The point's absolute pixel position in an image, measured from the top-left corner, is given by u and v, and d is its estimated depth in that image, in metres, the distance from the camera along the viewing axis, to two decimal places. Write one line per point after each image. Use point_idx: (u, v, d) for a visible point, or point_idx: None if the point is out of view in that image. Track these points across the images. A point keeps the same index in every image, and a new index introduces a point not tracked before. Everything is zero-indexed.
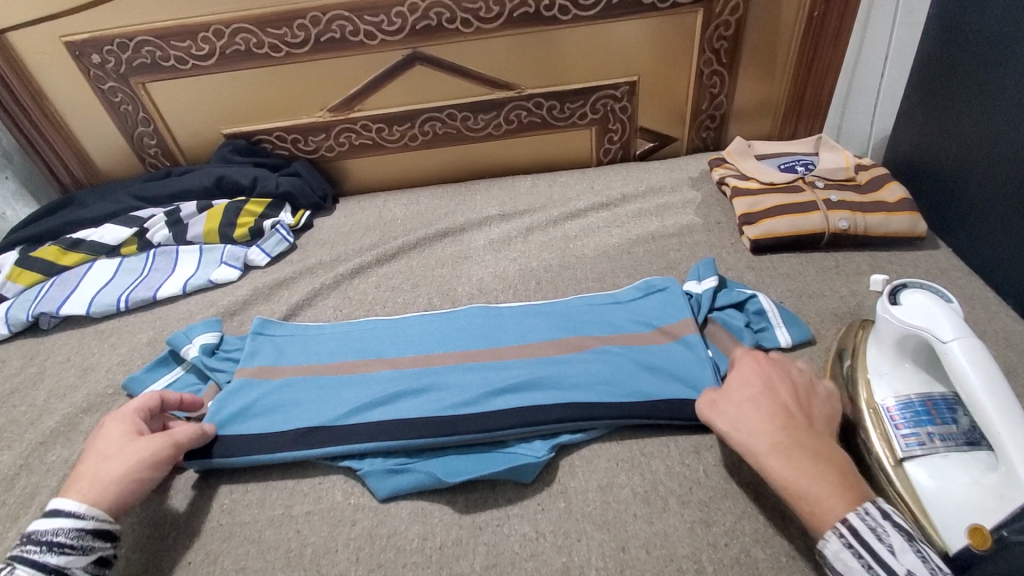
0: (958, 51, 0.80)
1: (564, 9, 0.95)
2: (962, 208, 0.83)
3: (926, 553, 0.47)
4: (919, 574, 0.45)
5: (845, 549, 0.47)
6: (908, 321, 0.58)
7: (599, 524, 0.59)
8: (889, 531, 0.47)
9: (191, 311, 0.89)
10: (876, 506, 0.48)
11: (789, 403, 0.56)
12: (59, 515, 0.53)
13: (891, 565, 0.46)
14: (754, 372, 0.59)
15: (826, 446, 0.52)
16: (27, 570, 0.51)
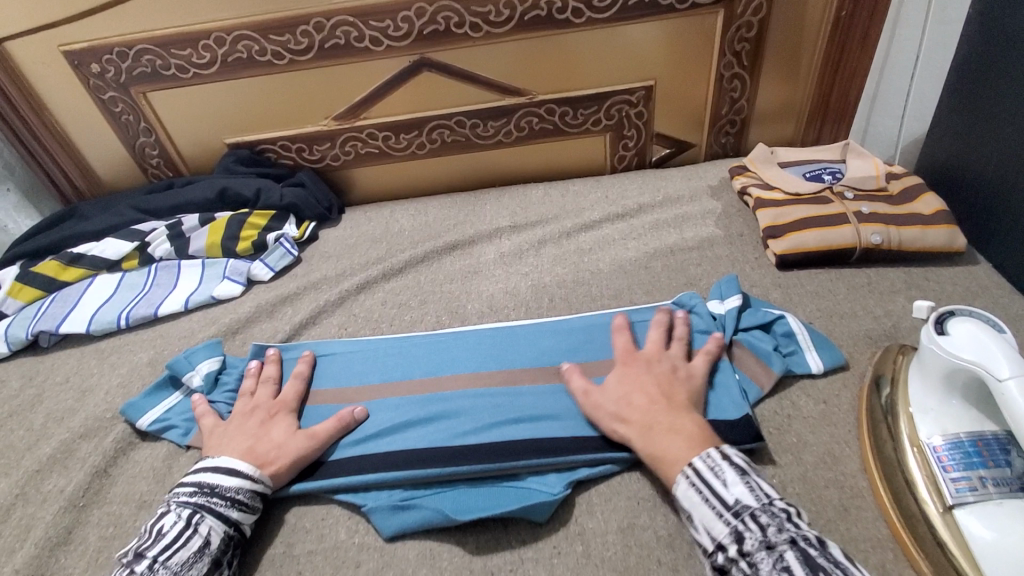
0: (1001, 55, 0.75)
1: (577, 12, 0.90)
2: (1005, 222, 0.78)
3: (757, 485, 0.52)
4: (746, 501, 0.50)
5: (690, 488, 0.53)
6: (959, 352, 0.53)
7: (619, 571, 0.55)
8: (725, 468, 0.53)
9: (193, 329, 0.87)
10: (717, 450, 0.54)
11: (653, 391, 0.61)
12: (238, 475, 0.59)
13: (723, 496, 0.51)
14: (624, 365, 0.65)
15: (685, 417, 0.58)
16: (214, 521, 0.56)
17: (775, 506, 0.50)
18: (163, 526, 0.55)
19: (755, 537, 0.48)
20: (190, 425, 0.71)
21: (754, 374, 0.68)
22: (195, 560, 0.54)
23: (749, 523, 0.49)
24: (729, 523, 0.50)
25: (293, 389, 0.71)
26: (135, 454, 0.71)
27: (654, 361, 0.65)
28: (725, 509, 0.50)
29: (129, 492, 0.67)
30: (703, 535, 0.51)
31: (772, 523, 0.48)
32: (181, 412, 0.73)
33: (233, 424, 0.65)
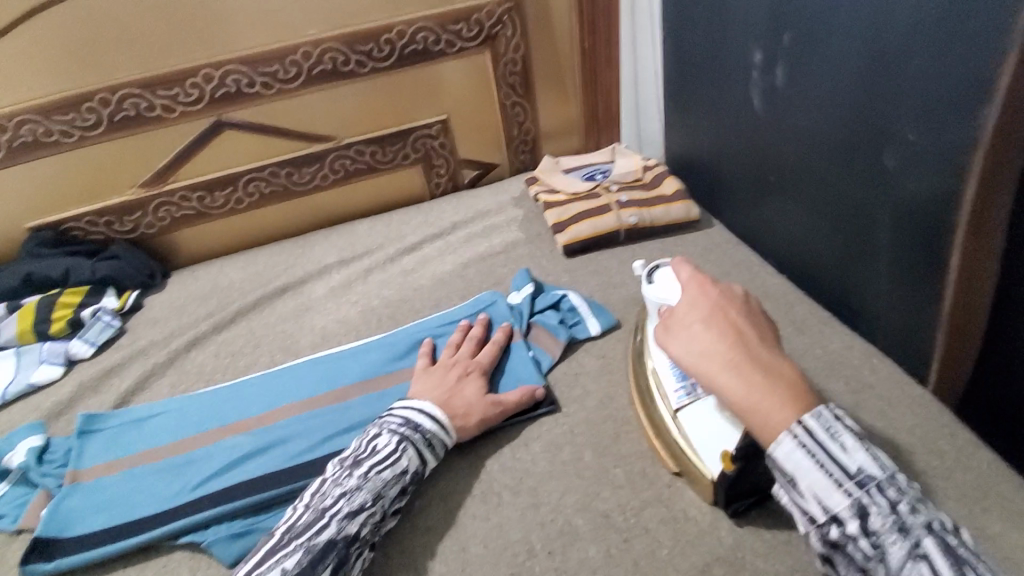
0: (687, 67, 0.98)
1: (360, 63, 1.02)
2: (724, 191, 1.01)
3: (877, 453, 0.47)
4: (871, 469, 0.45)
5: (799, 448, 0.46)
6: (655, 292, 0.68)
7: (442, 532, 0.64)
8: (842, 430, 0.47)
9: (8, 421, 0.83)
10: (829, 407, 0.48)
11: (738, 321, 0.55)
12: (434, 418, 0.67)
13: (844, 462, 0.46)
14: (700, 295, 0.59)
15: (774, 360, 0.52)
16: (413, 453, 0.64)
17: (902, 480, 0.46)
18: (377, 445, 0.64)
19: (883, 516, 0.44)
20: (18, 510, 0.70)
21: (547, 347, 0.82)
22: (396, 481, 0.62)
23: (877, 498, 0.44)
24: (850, 495, 0.45)
25: (470, 342, 0.80)
26: None
27: (735, 296, 0.59)
28: (845, 477, 0.45)
29: None
30: (812, 503, 0.46)
31: (907, 504, 0.44)
32: (9, 501, 0.71)
33: (437, 371, 0.74)
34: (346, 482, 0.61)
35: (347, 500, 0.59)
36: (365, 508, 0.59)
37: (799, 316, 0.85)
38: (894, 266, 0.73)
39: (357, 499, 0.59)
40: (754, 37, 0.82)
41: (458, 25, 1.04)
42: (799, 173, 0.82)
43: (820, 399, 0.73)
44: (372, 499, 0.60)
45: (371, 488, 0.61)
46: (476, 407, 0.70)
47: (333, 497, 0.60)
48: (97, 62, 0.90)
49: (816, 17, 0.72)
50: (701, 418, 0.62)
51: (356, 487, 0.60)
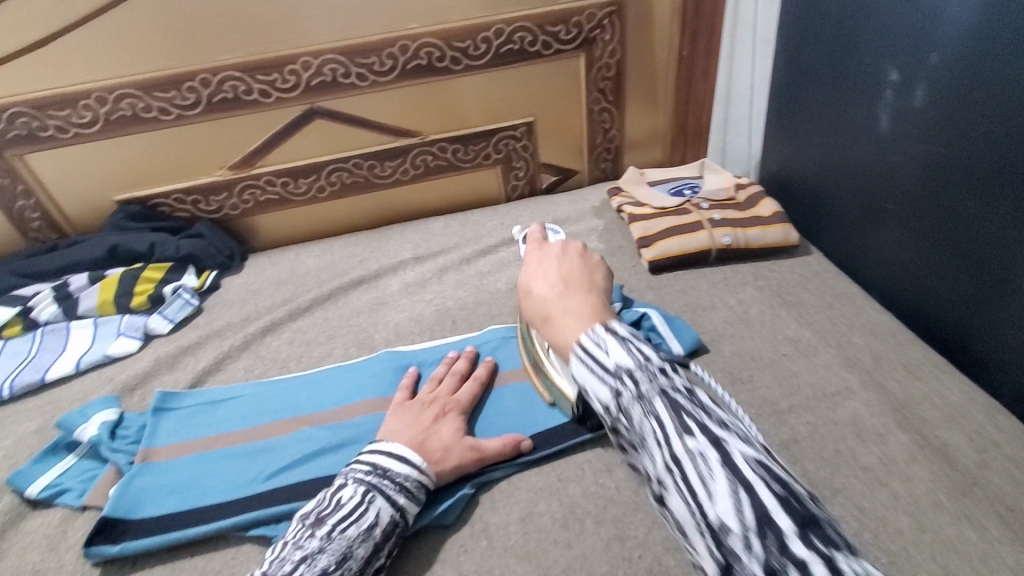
0: (804, 84, 0.92)
1: (455, 60, 1.00)
2: (830, 216, 0.93)
3: (636, 347, 0.52)
4: (624, 362, 0.51)
5: (581, 365, 0.54)
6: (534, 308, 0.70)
7: (520, 556, 0.60)
8: (608, 339, 0.53)
9: (85, 391, 0.83)
10: (604, 325, 0.55)
11: (558, 282, 0.66)
12: (408, 462, 0.60)
13: (605, 364, 0.52)
14: (536, 253, 0.73)
15: (582, 296, 0.63)
16: (385, 502, 0.57)
17: (653, 363, 0.50)
18: (341, 497, 0.57)
19: (631, 393, 0.49)
20: (86, 485, 0.69)
21: None
22: (365, 538, 0.55)
23: (626, 380, 0.49)
24: (612, 386, 0.50)
25: (451, 376, 0.74)
26: (26, 524, 0.67)
27: (560, 261, 0.70)
28: (607, 375, 0.51)
29: (21, 562, 0.63)
30: (595, 401, 0.52)
31: (646, 377, 0.49)
32: (77, 474, 0.70)
33: (412, 407, 0.68)
34: (306, 544, 0.53)
35: (308, 565, 0.52)
36: (328, 573, 0.52)
37: (913, 358, 0.77)
38: (994, 280, 0.68)
39: (319, 563, 0.52)
40: (894, 51, 0.75)
41: (556, 26, 1.01)
42: (913, 200, 0.77)
43: (941, 453, 0.66)
44: (336, 562, 0.52)
45: (335, 550, 0.53)
46: (454, 451, 0.64)
47: (292, 562, 0.52)
48: (201, 42, 0.91)
49: (976, 36, 0.64)
50: None
51: (317, 549, 0.53)
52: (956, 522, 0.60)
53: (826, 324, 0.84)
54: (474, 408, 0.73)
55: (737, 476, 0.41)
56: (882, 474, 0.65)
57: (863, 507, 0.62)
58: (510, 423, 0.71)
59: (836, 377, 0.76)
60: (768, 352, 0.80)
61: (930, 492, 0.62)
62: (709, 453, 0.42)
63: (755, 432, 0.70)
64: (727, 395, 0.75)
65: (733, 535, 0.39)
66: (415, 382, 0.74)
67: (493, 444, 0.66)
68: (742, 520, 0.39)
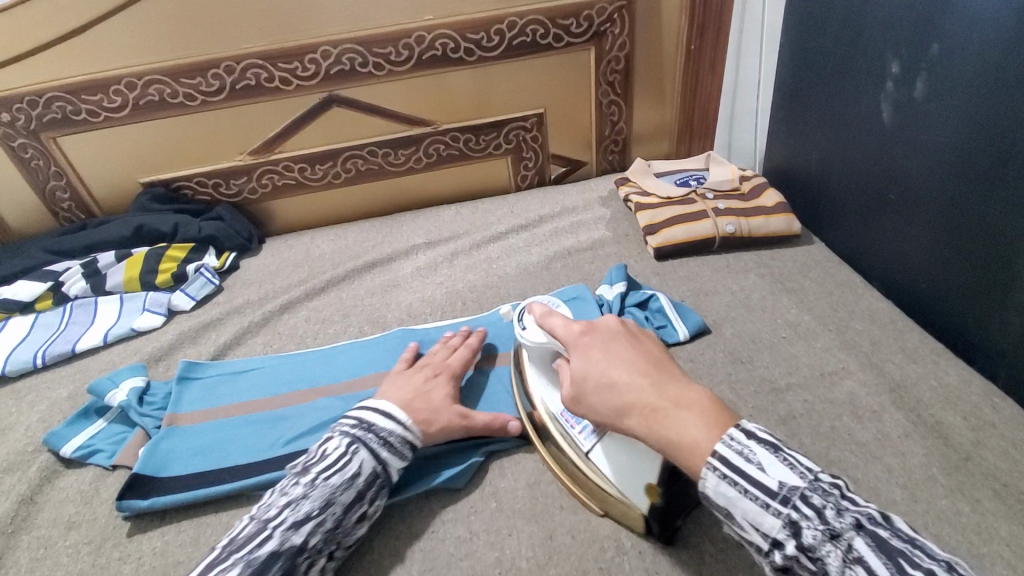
0: (808, 76, 0.95)
1: (469, 51, 1.03)
2: (831, 206, 0.96)
3: (793, 460, 0.44)
4: (792, 483, 0.43)
5: (722, 482, 0.44)
6: (530, 339, 0.66)
7: (527, 518, 0.63)
8: (756, 450, 0.44)
9: (113, 361, 0.87)
10: (741, 429, 0.46)
11: (649, 372, 0.52)
12: (393, 419, 0.63)
13: (767, 486, 0.43)
14: (585, 334, 0.58)
15: (687, 389, 0.49)
16: (368, 454, 0.60)
17: (824, 483, 0.43)
18: (327, 449, 0.60)
19: (814, 526, 0.41)
20: (116, 447, 0.73)
21: None
22: (348, 486, 0.58)
23: (803, 509, 0.42)
24: (779, 515, 0.42)
25: (447, 347, 0.77)
26: (61, 481, 0.71)
27: (634, 342, 0.56)
28: (770, 499, 0.42)
29: (58, 515, 0.67)
30: (753, 532, 0.43)
31: (829, 505, 0.42)
32: (107, 436, 0.74)
33: (404, 373, 0.71)
34: (292, 489, 0.57)
35: (292, 510, 0.56)
36: (312, 517, 0.56)
37: (910, 343, 0.79)
38: None
39: (303, 508, 0.56)
40: (895, 46, 0.78)
41: (568, 20, 1.04)
42: (940, 204, 0.76)
43: (933, 430, 0.68)
44: (319, 508, 0.56)
45: (318, 496, 0.57)
46: (439, 415, 0.66)
47: (277, 507, 0.56)
48: (227, 31, 0.94)
49: (981, 27, 0.66)
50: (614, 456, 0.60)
51: (301, 496, 0.56)
52: (948, 493, 0.62)
53: (826, 309, 0.86)
54: (463, 384, 0.76)
55: None
56: (876, 450, 0.67)
57: (858, 479, 0.65)
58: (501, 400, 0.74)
59: (834, 359, 0.78)
60: (768, 335, 0.83)
61: (923, 466, 0.65)
62: None
63: (753, 408, 0.73)
64: (728, 376, 0.78)
65: None
66: (414, 354, 0.77)
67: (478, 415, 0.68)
68: None
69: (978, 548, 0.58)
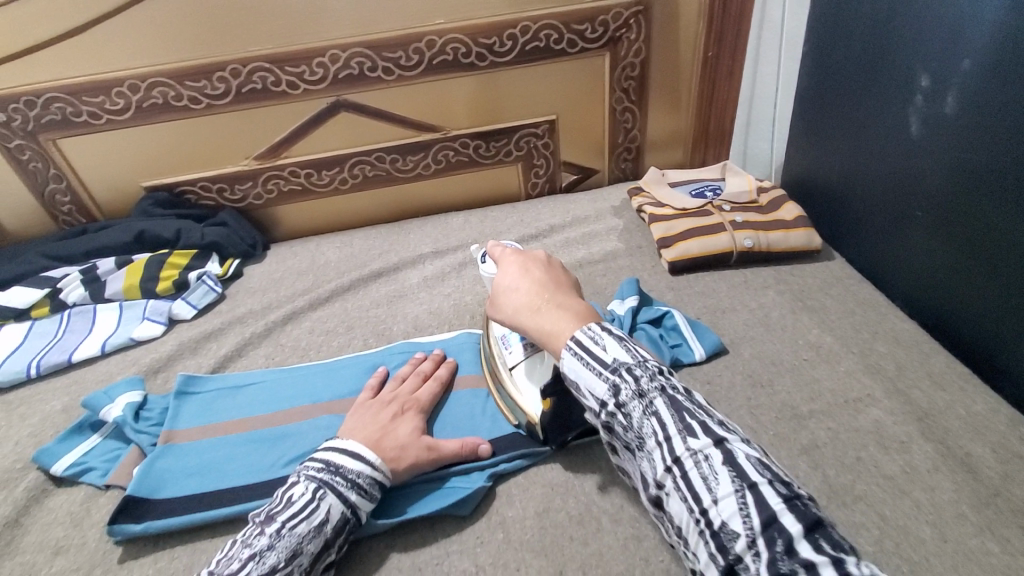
0: (832, 86, 0.91)
1: (481, 56, 1.00)
2: (853, 222, 0.93)
3: (634, 347, 0.54)
4: (623, 358, 0.52)
5: (573, 357, 0.54)
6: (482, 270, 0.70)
7: (536, 550, 0.60)
8: (604, 335, 0.54)
9: (111, 372, 0.85)
10: (598, 324, 0.56)
11: (542, 288, 0.61)
12: (361, 459, 0.60)
13: (602, 359, 0.52)
14: (512, 253, 0.66)
15: (568, 301, 0.59)
16: (336, 498, 0.57)
17: (650, 363, 0.53)
18: (293, 495, 0.56)
19: (632, 391, 0.51)
20: (110, 465, 0.70)
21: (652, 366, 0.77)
22: (316, 534, 0.55)
23: (626, 376, 0.51)
24: (608, 381, 0.52)
25: (416, 375, 0.74)
26: (53, 500, 0.69)
27: (542, 266, 0.64)
28: (605, 369, 0.52)
29: (48, 537, 0.65)
30: (589, 397, 0.53)
31: (646, 375, 0.51)
32: (101, 453, 0.72)
33: (371, 404, 0.68)
34: (256, 542, 0.53)
35: (257, 563, 0.51)
36: (277, 569, 0.52)
37: (936, 368, 0.76)
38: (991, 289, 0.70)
39: (268, 561, 0.52)
40: (925, 57, 0.74)
41: (583, 24, 1.01)
42: (943, 208, 0.76)
43: (965, 464, 0.65)
44: (285, 559, 0.52)
45: (285, 547, 0.53)
46: (410, 451, 0.63)
47: (239, 561, 0.51)
48: (232, 33, 0.92)
49: (1012, 44, 0.63)
50: (527, 372, 0.68)
51: (266, 547, 0.52)
52: (979, 532, 0.59)
53: (848, 330, 0.83)
54: (433, 406, 0.73)
55: (743, 476, 0.44)
56: (903, 483, 0.64)
57: (884, 514, 0.61)
58: (467, 426, 0.71)
59: (858, 384, 0.75)
60: (788, 356, 0.80)
61: (951, 502, 0.62)
62: (714, 454, 0.46)
63: (773, 435, 0.70)
64: (747, 399, 0.75)
65: (740, 539, 0.42)
66: (383, 381, 0.75)
67: (451, 447, 0.65)
68: (748, 524, 0.42)
69: None
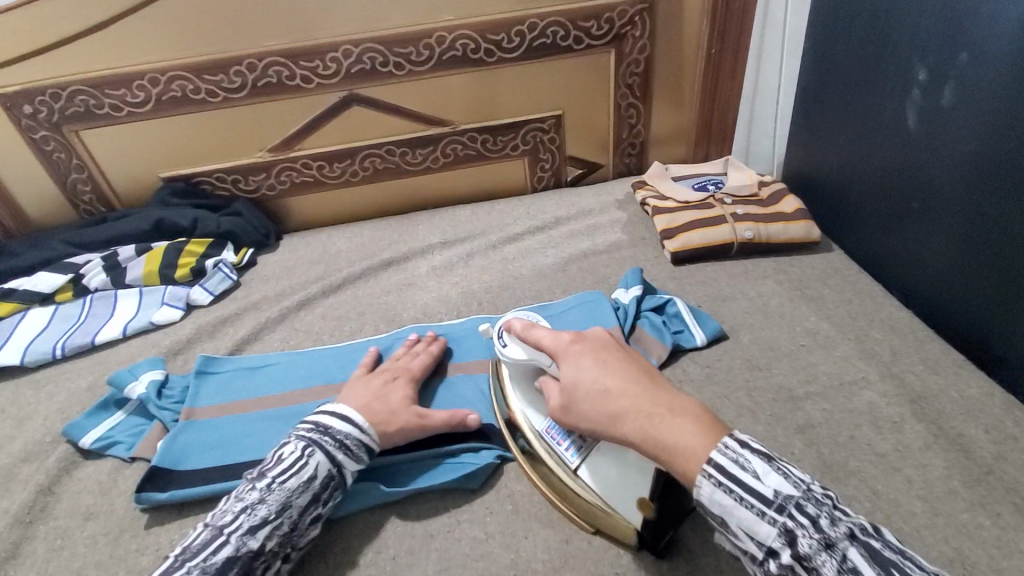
0: (831, 83, 0.94)
1: (489, 52, 1.03)
2: (851, 214, 0.95)
3: (788, 470, 0.47)
4: (785, 490, 0.45)
5: (720, 492, 0.46)
6: (512, 356, 0.64)
7: (543, 521, 0.63)
8: (751, 459, 0.46)
9: (132, 354, 0.88)
10: (734, 437, 0.48)
11: (636, 382, 0.54)
12: (348, 421, 0.63)
13: (761, 493, 0.45)
14: (574, 342, 0.60)
15: (673, 398, 0.52)
16: (323, 457, 0.60)
17: (817, 492, 0.46)
18: (283, 453, 0.60)
19: (809, 535, 0.43)
20: (134, 439, 0.74)
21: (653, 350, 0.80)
22: (304, 490, 0.58)
23: (797, 518, 0.44)
24: (774, 522, 0.45)
25: (410, 352, 0.78)
26: (81, 471, 0.72)
27: (616, 353, 0.58)
28: (767, 507, 0.45)
29: (77, 505, 0.68)
30: (747, 539, 0.46)
31: (823, 515, 0.44)
32: (125, 428, 0.75)
33: (365, 377, 0.72)
34: (248, 495, 0.57)
35: (249, 515, 0.56)
36: (268, 521, 0.56)
37: (930, 353, 0.78)
38: None
39: (259, 512, 0.56)
40: (924, 54, 0.76)
41: (589, 22, 1.03)
42: (949, 201, 0.77)
43: (955, 443, 0.67)
44: (275, 511, 0.57)
45: (275, 500, 0.57)
46: (398, 416, 0.66)
47: (233, 512, 0.56)
48: (250, 28, 0.95)
49: (1011, 46, 0.65)
50: (602, 472, 0.59)
51: (258, 500, 0.57)
52: (967, 507, 0.61)
53: (845, 318, 0.85)
54: (424, 380, 0.77)
55: None
56: (896, 461, 0.66)
57: (877, 490, 0.64)
58: (461, 402, 0.74)
59: (853, 368, 0.77)
60: (786, 342, 0.82)
61: (941, 478, 0.64)
62: None
63: (770, 416, 0.72)
64: (746, 382, 0.77)
65: None
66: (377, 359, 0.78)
67: (439, 417, 0.68)
68: None
69: (999, 563, 0.57)
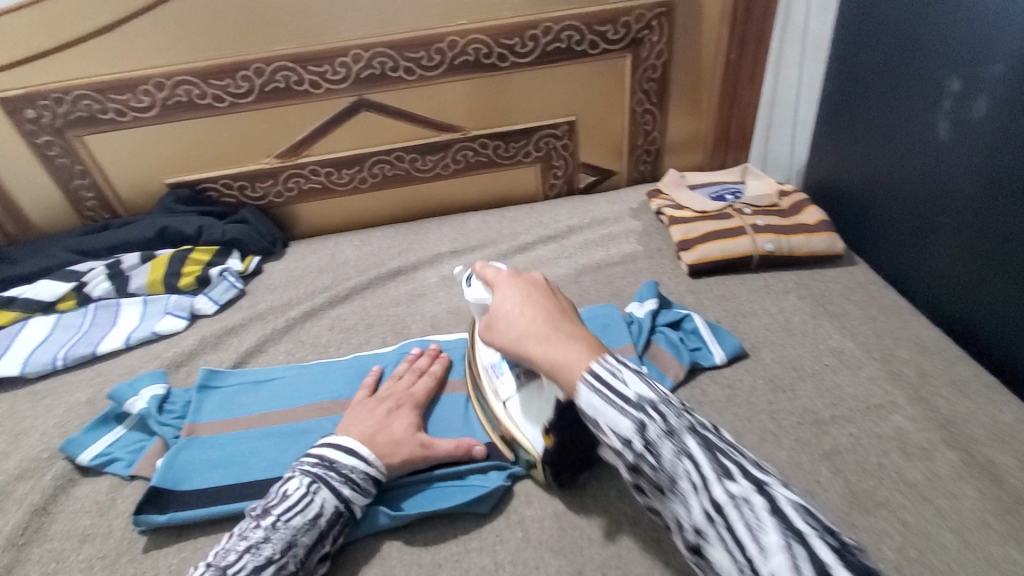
0: (855, 90, 0.91)
1: (502, 57, 1.00)
2: (877, 227, 0.92)
3: (653, 382, 0.50)
4: (645, 394, 0.48)
5: (590, 392, 0.49)
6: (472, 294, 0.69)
7: (555, 550, 0.60)
8: (622, 367, 0.50)
9: (134, 365, 0.86)
10: (611, 355, 0.52)
11: (549, 313, 0.58)
12: (354, 454, 0.61)
13: (624, 395, 0.48)
14: (510, 278, 0.64)
15: (573, 329, 0.56)
16: (329, 493, 0.58)
17: (672, 399, 0.49)
18: (287, 489, 0.58)
19: (659, 428, 0.46)
20: (134, 456, 0.72)
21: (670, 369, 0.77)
22: (310, 527, 0.56)
23: (652, 413, 0.47)
24: (634, 418, 0.47)
25: (412, 372, 0.75)
26: (79, 489, 0.70)
27: (540, 291, 0.62)
28: (627, 405, 0.48)
29: (75, 525, 0.66)
30: (610, 436, 0.48)
31: (672, 413, 0.47)
32: (125, 444, 0.73)
33: (367, 402, 0.68)
34: (252, 534, 0.55)
35: (253, 554, 0.53)
36: (273, 561, 0.53)
37: (962, 375, 0.74)
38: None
39: (264, 551, 0.54)
40: (958, 63, 0.73)
41: (604, 26, 1.00)
42: (963, 215, 0.75)
43: (991, 473, 0.64)
44: (280, 550, 0.54)
45: (280, 539, 0.55)
46: (404, 446, 0.63)
47: (237, 552, 0.54)
48: (257, 32, 0.93)
49: None
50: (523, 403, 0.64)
51: (262, 539, 0.54)
52: (1005, 542, 0.58)
53: (871, 336, 0.82)
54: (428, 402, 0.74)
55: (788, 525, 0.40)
56: (927, 491, 0.63)
57: (908, 522, 0.61)
58: (469, 424, 0.71)
59: (881, 391, 0.74)
60: (810, 362, 0.79)
61: (977, 510, 0.61)
62: (756, 500, 0.42)
63: (795, 441, 0.69)
64: (768, 403, 0.74)
65: None
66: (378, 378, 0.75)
67: (448, 446, 0.65)
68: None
69: None
